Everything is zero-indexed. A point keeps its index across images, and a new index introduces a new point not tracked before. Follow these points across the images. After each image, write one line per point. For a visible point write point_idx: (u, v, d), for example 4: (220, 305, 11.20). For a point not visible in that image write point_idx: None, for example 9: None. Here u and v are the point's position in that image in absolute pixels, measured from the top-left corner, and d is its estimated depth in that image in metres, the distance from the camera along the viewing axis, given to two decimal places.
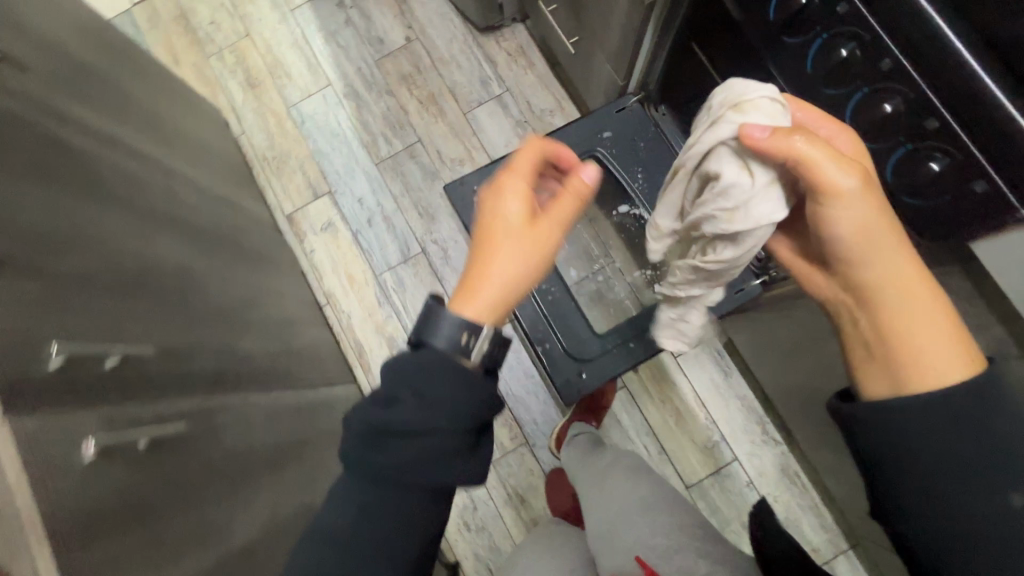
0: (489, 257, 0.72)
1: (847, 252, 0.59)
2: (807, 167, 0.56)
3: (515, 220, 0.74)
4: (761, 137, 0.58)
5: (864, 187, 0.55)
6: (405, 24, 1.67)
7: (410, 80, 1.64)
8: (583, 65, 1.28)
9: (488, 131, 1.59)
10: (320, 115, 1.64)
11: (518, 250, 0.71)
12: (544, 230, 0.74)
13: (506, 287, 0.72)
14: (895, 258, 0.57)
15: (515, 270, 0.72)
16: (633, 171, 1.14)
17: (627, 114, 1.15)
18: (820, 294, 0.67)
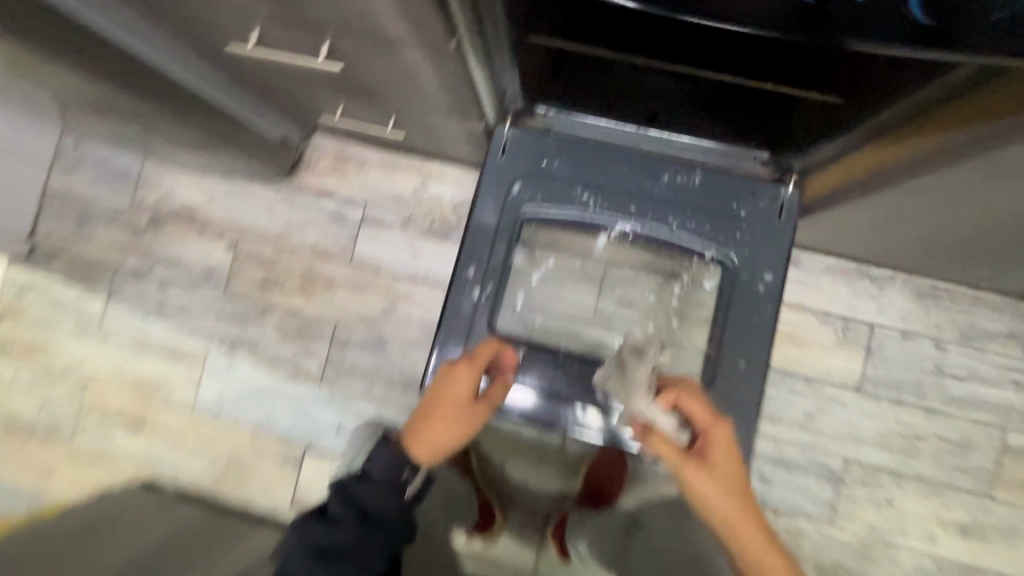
0: (436, 415, 0.78)
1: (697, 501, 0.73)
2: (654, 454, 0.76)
3: (461, 395, 0.80)
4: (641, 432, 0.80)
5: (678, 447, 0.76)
6: (219, 234, 1.37)
7: (272, 280, 1.35)
8: (420, 133, 1.01)
9: (384, 258, 1.32)
10: (227, 388, 1.34)
11: (456, 424, 0.78)
12: (479, 411, 0.81)
13: (440, 446, 0.77)
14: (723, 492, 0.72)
15: (448, 438, 0.78)
16: (575, 194, 0.88)
17: (515, 147, 0.90)
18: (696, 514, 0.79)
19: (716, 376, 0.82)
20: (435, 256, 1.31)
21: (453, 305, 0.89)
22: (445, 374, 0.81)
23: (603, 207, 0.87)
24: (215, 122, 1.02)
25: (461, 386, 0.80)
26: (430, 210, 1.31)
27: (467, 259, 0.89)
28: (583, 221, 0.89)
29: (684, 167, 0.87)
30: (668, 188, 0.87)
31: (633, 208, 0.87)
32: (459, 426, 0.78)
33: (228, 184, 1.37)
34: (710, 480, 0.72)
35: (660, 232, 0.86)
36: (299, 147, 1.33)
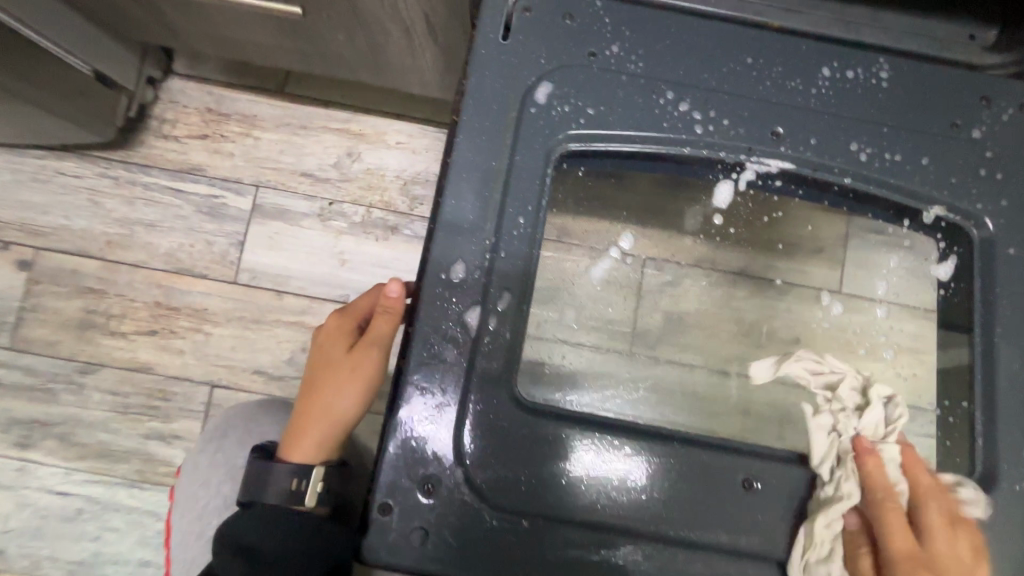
0: (307, 392, 0.44)
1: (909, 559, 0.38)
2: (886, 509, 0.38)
3: (325, 354, 0.45)
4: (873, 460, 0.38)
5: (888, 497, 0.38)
6: (0, 246, 0.81)
7: (96, 317, 0.80)
8: (334, 26, 0.54)
9: (291, 271, 0.82)
10: (16, 511, 0.77)
11: (331, 397, 0.44)
12: (365, 354, 0.44)
13: (320, 435, 0.43)
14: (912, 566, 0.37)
15: (323, 421, 0.43)
16: (663, 103, 0.43)
17: (532, 22, 0.44)
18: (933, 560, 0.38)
19: (993, 461, 0.39)
20: (375, 265, 0.82)
21: (417, 351, 0.39)
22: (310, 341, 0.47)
23: (722, 126, 0.43)
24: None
25: (327, 344, 0.45)
26: (364, 192, 0.83)
27: (447, 252, 0.40)
28: (682, 160, 0.43)
29: (860, 56, 0.45)
30: (838, 91, 0.44)
31: (782, 129, 0.43)
32: (333, 396, 0.43)
33: (15, 161, 0.82)
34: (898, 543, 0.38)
35: (841, 174, 0.43)
36: (138, 97, 0.81)
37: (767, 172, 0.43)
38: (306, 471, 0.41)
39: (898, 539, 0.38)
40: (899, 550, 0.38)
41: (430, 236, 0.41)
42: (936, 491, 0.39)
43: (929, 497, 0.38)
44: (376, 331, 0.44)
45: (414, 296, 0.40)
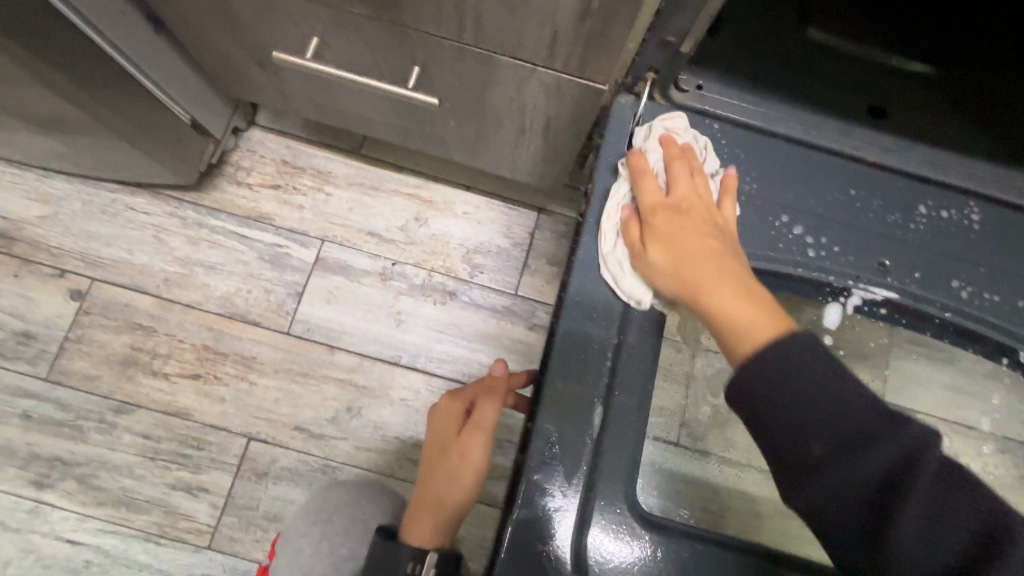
0: (427, 475, 0.53)
1: (672, 213, 0.43)
2: (676, 169, 0.45)
3: (439, 437, 0.54)
4: (667, 181, 0.45)
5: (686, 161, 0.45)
6: (56, 273, 0.80)
7: (141, 356, 0.79)
8: (455, 113, 0.57)
9: (344, 328, 0.81)
10: (20, 556, 0.73)
11: (446, 476, 0.51)
12: (472, 439, 0.51)
13: (439, 514, 0.50)
14: (683, 228, 0.42)
15: (440, 499, 0.51)
16: (778, 225, 0.46)
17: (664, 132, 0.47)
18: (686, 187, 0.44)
19: None
20: (429, 328, 0.83)
21: (537, 445, 0.40)
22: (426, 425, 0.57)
23: (833, 252, 0.46)
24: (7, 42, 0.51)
25: (439, 429, 0.54)
26: (426, 256, 0.85)
27: (571, 346, 0.42)
28: (793, 279, 0.46)
29: (952, 197, 0.49)
30: (935, 230, 0.47)
31: (888, 261, 0.46)
32: (448, 478, 0.51)
33: (88, 192, 0.83)
34: (665, 218, 0.43)
35: (941, 308, 0.45)
36: (221, 145, 0.83)
37: (873, 299, 0.45)
38: (421, 555, 0.47)
39: (676, 191, 0.44)
40: (667, 212, 0.43)
41: (557, 312, 0.44)
42: (678, 150, 0.45)
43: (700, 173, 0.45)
44: (482, 414, 0.52)
45: (539, 370, 0.42)
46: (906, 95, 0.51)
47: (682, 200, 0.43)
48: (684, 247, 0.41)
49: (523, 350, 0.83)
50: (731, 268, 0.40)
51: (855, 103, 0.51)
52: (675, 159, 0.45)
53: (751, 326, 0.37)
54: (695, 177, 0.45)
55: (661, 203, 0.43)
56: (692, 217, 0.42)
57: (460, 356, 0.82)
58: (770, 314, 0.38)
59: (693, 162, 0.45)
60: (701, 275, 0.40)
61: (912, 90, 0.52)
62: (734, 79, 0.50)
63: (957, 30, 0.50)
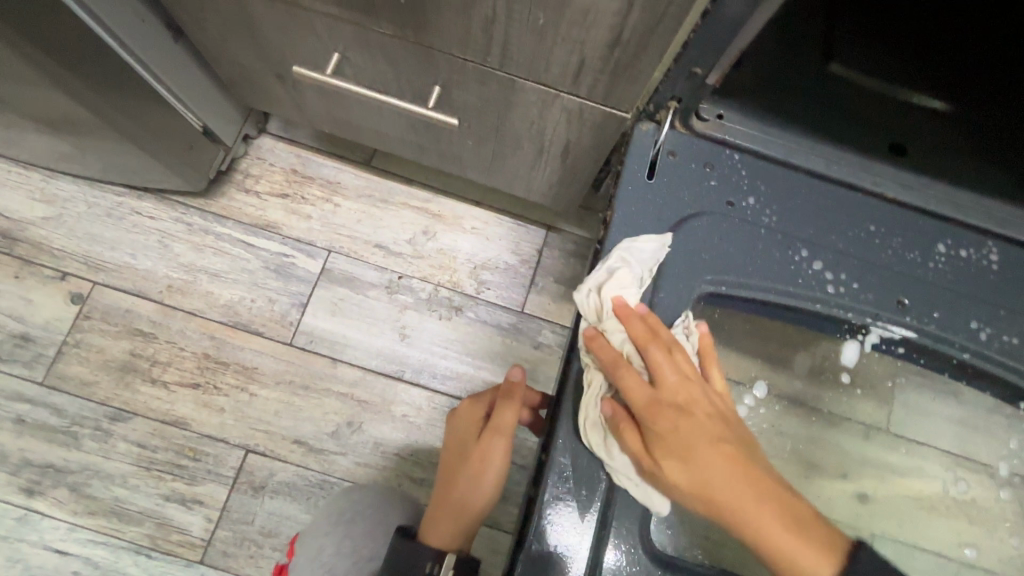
0: (446, 476, 0.53)
1: (668, 418, 0.38)
2: (656, 362, 0.40)
3: (457, 441, 0.54)
4: (653, 364, 0.40)
5: (648, 377, 0.39)
6: (58, 275, 0.79)
7: (140, 362, 0.77)
8: (475, 133, 0.56)
9: (348, 341, 0.80)
10: (7, 565, 0.71)
11: (465, 480, 0.52)
12: (492, 444, 0.51)
13: (457, 518, 0.51)
14: (691, 436, 0.38)
15: (458, 502, 0.51)
16: (798, 260, 0.46)
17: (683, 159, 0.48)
18: (675, 373, 0.40)
19: None
20: (434, 344, 0.82)
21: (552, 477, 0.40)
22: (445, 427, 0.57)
23: (852, 288, 0.45)
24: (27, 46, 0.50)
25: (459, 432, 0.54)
26: (433, 270, 0.84)
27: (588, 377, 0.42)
28: (811, 314, 0.46)
29: (971, 236, 0.48)
30: (953, 269, 0.47)
31: (907, 299, 0.45)
32: (467, 481, 0.51)
33: (94, 195, 0.82)
34: (670, 424, 0.38)
35: (960, 349, 0.45)
36: (232, 152, 0.82)
37: (891, 337, 0.45)
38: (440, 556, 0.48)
39: (663, 389, 0.39)
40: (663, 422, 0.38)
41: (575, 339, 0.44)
42: (646, 328, 0.41)
43: (665, 374, 0.40)
44: (501, 419, 0.52)
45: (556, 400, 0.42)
46: (925, 133, 0.51)
47: (674, 394, 0.39)
48: (700, 463, 0.38)
49: (527, 369, 0.82)
50: (744, 469, 0.38)
51: (875, 138, 0.51)
52: (646, 356, 0.40)
53: (784, 539, 0.37)
54: (677, 359, 0.40)
55: (661, 408, 0.39)
56: (698, 418, 0.39)
57: (464, 373, 0.81)
58: (792, 514, 0.37)
59: (656, 362, 0.40)
60: (724, 490, 0.37)
61: (931, 128, 0.51)
62: (756, 110, 0.50)
63: (970, 72, 0.52)
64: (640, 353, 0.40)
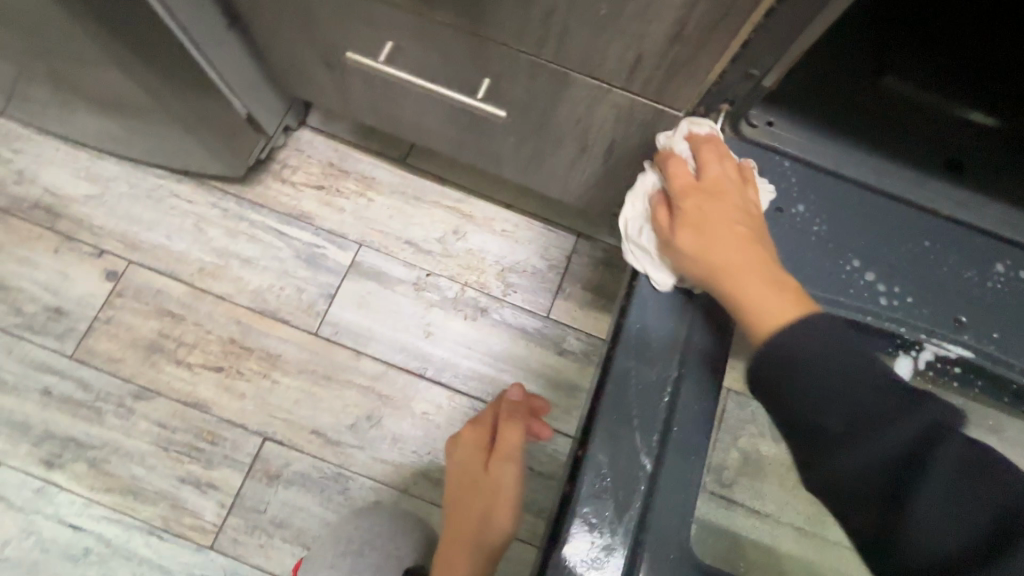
0: (461, 502, 0.61)
1: (705, 191, 0.41)
2: (706, 155, 0.42)
3: (468, 467, 0.61)
4: (700, 157, 0.43)
5: (701, 159, 0.43)
6: (95, 253, 0.81)
7: (167, 343, 0.78)
8: (519, 130, 0.56)
9: (372, 335, 0.80)
10: (21, 536, 0.71)
11: (482, 503, 0.60)
12: (502, 467, 0.59)
13: (477, 535, 0.60)
14: (719, 207, 0.40)
15: (479, 524, 0.59)
16: (850, 270, 0.45)
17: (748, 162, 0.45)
18: (721, 169, 0.42)
19: None
20: (458, 343, 0.81)
21: (589, 476, 0.39)
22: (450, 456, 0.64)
23: (905, 303, 0.44)
24: None
25: (468, 459, 0.61)
26: (462, 270, 0.84)
27: (628, 376, 0.41)
28: (861, 327, 0.45)
29: None
30: (1015, 292, 0.45)
31: (965, 318, 0.44)
32: (484, 503, 0.60)
33: (136, 176, 0.84)
34: (700, 197, 0.41)
35: (1020, 374, 0.43)
36: (272, 142, 0.84)
37: (947, 357, 0.44)
38: None
39: (707, 173, 0.42)
40: (696, 193, 0.41)
41: (616, 338, 0.43)
42: (707, 137, 0.44)
43: (722, 163, 0.42)
44: (506, 443, 0.60)
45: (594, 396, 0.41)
46: (979, 148, 0.49)
47: (714, 177, 0.42)
48: (712, 231, 0.40)
49: (550, 374, 0.81)
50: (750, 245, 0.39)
51: (928, 155, 0.49)
52: (701, 145, 0.43)
53: (759, 299, 0.37)
54: (726, 163, 0.43)
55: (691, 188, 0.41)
56: (722, 198, 0.41)
57: (486, 374, 0.80)
58: (781, 288, 0.38)
59: (715, 153, 0.43)
60: (721, 255, 0.39)
61: (984, 147, 0.49)
62: (808, 121, 0.49)
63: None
64: (694, 146, 0.43)
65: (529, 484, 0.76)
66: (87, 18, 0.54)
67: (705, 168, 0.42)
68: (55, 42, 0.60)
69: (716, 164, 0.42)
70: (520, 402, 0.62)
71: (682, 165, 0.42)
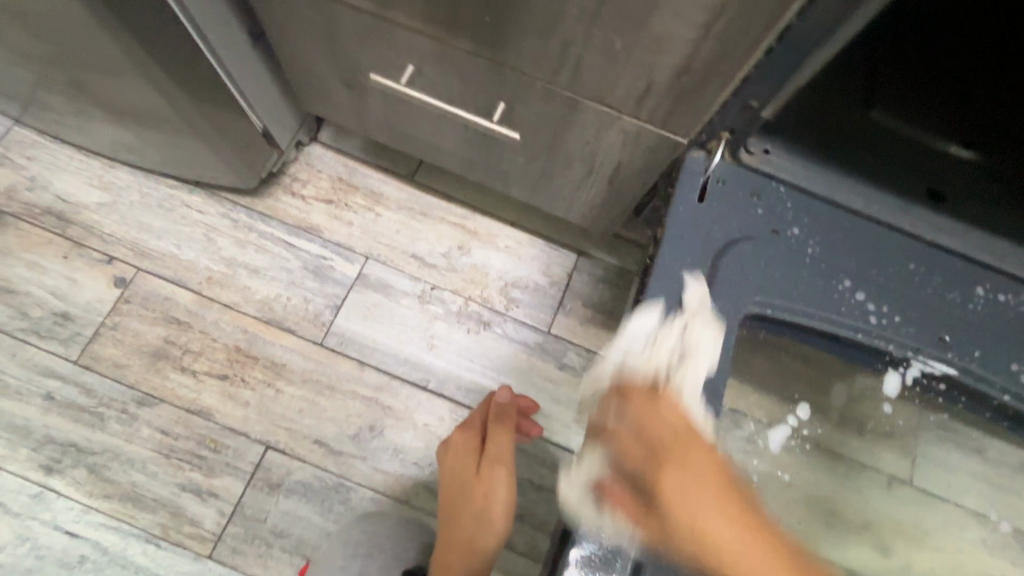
0: (455, 509, 0.62)
1: (646, 432, 0.44)
2: (637, 404, 0.46)
3: (461, 473, 0.63)
4: (647, 380, 0.47)
5: (643, 394, 0.46)
6: (104, 259, 0.82)
7: (172, 350, 0.79)
8: (529, 152, 0.59)
9: (376, 347, 0.82)
10: (17, 542, 0.70)
11: (475, 508, 0.61)
12: (495, 470, 0.62)
13: (469, 544, 0.60)
14: (665, 474, 0.41)
15: (471, 531, 0.60)
16: (842, 289, 0.48)
17: (700, 302, 0.47)
18: (640, 428, 0.44)
19: None
20: (460, 356, 0.83)
21: None
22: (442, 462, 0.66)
23: (894, 321, 0.47)
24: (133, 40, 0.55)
25: (461, 464, 0.64)
26: (465, 284, 0.86)
27: None
28: (851, 343, 0.48)
29: (1013, 282, 0.49)
30: (994, 313, 0.48)
31: (949, 336, 0.47)
32: (477, 509, 0.61)
33: (148, 186, 0.86)
34: (641, 457, 0.43)
35: (1001, 391, 0.45)
36: (284, 156, 0.86)
37: (932, 373, 0.47)
38: None
39: (639, 426, 0.45)
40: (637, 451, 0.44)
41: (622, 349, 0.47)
42: (628, 387, 0.47)
43: (634, 429, 0.45)
44: (497, 445, 0.63)
45: None
46: (965, 184, 0.52)
47: (651, 415, 0.44)
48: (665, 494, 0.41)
49: (551, 388, 0.83)
50: (717, 498, 0.40)
51: (914, 184, 0.52)
52: (618, 415, 0.46)
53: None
54: (654, 399, 0.45)
55: (654, 454, 0.43)
56: (689, 444, 0.42)
57: (488, 387, 0.82)
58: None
59: (636, 401, 0.46)
60: (700, 509, 0.39)
61: (968, 179, 0.52)
62: (802, 150, 0.52)
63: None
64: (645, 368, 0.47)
65: (528, 497, 0.77)
66: (126, 37, 0.55)
67: (625, 434, 0.45)
68: (80, 56, 0.61)
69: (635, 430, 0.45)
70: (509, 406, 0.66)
71: (613, 427, 0.46)
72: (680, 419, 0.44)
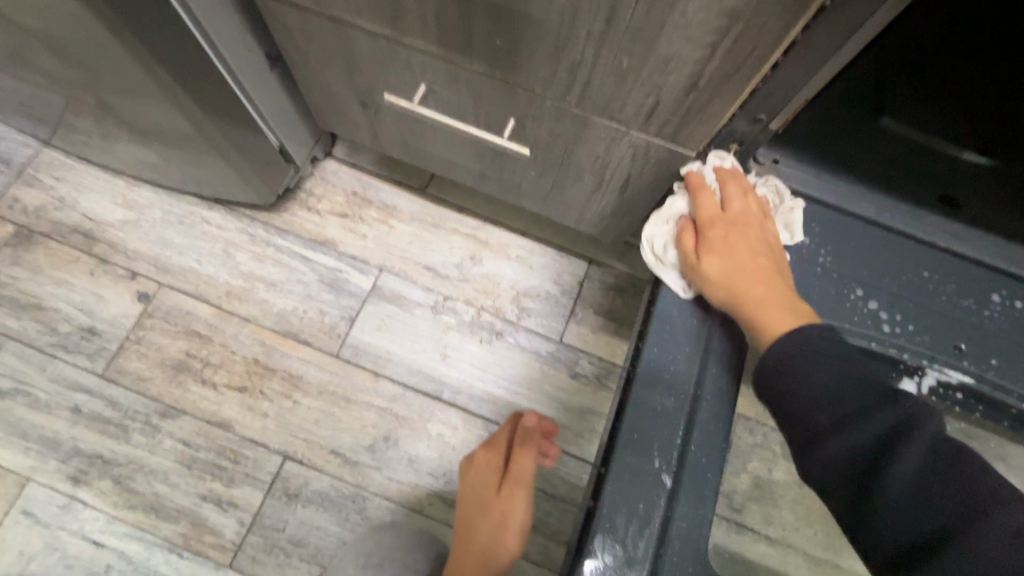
0: (472, 525, 0.63)
1: (732, 205, 0.47)
2: (726, 185, 0.48)
3: (482, 490, 0.64)
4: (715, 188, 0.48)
5: (735, 183, 0.48)
6: (128, 275, 0.84)
7: (192, 363, 0.81)
8: (540, 165, 0.60)
9: (390, 358, 0.83)
10: (45, 551, 0.72)
11: (491, 527, 0.62)
12: (514, 490, 0.62)
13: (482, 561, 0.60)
14: (749, 236, 0.46)
15: (486, 549, 0.61)
16: (855, 299, 0.48)
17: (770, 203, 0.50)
18: (730, 197, 0.48)
19: None
20: (473, 366, 0.83)
21: (612, 487, 0.43)
22: (465, 476, 0.67)
23: (908, 330, 0.47)
24: (161, 68, 0.57)
25: (483, 480, 0.64)
26: (478, 295, 0.87)
27: (647, 394, 0.45)
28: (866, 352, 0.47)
29: None
30: (1012, 320, 0.47)
31: (964, 345, 0.47)
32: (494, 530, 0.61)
33: (171, 204, 0.88)
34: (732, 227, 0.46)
35: (1018, 400, 0.45)
36: (300, 172, 0.88)
37: (948, 381, 0.46)
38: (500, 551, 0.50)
39: (727, 200, 0.48)
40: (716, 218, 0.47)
41: (637, 354, 0.48)
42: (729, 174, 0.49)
43: (737, 201, 0.48)
44: (521, 468, 0.62)
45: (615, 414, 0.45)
46: (976, 188, 0.53)
47: (732, 200, 0.48)
48: (753, 274, 0.44)
49: (563, 398, 0.83)
50: (759, 262, 0.45)
51: (923, 192, 0.52)
52: (724, 186, 0.48)
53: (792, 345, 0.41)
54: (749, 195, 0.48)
55: (718, 216, 0.47)
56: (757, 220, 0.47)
57: (501, 397, 0.82)
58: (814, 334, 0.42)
59: (742, 182, 0.48)
60: (736, 277, 0.44)
61: (982, 184, 0.53)
62: (811, 159, 0.53)
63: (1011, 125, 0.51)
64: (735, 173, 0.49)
65: (542, 507, 0.78)
66: (157, 67, 0.57)
67: (726, 189, 0.48)
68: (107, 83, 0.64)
69: (732, 194, 0.48)
70: (538, 429, 0.64)
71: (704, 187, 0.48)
72: (761, 211, 0.48)
